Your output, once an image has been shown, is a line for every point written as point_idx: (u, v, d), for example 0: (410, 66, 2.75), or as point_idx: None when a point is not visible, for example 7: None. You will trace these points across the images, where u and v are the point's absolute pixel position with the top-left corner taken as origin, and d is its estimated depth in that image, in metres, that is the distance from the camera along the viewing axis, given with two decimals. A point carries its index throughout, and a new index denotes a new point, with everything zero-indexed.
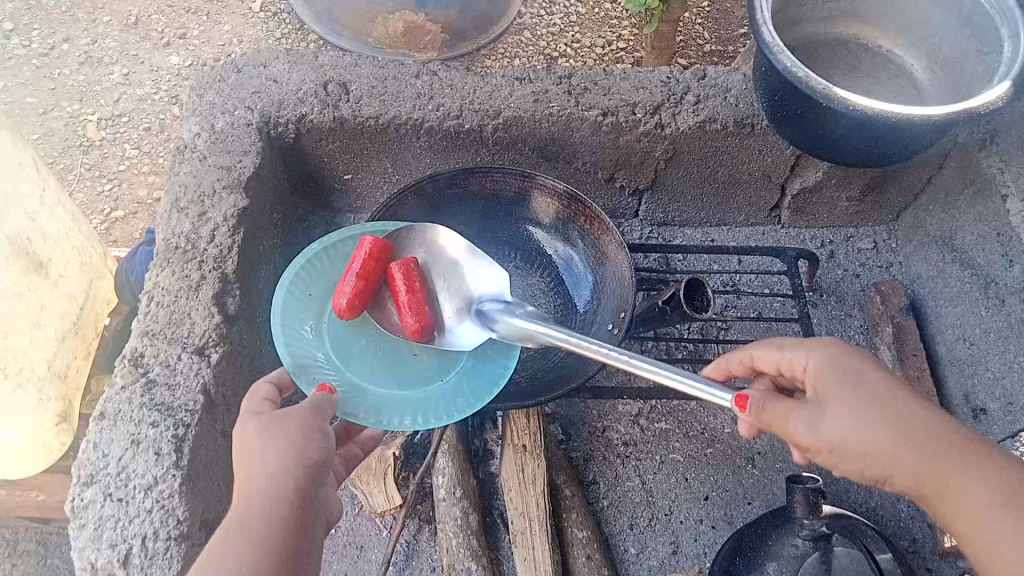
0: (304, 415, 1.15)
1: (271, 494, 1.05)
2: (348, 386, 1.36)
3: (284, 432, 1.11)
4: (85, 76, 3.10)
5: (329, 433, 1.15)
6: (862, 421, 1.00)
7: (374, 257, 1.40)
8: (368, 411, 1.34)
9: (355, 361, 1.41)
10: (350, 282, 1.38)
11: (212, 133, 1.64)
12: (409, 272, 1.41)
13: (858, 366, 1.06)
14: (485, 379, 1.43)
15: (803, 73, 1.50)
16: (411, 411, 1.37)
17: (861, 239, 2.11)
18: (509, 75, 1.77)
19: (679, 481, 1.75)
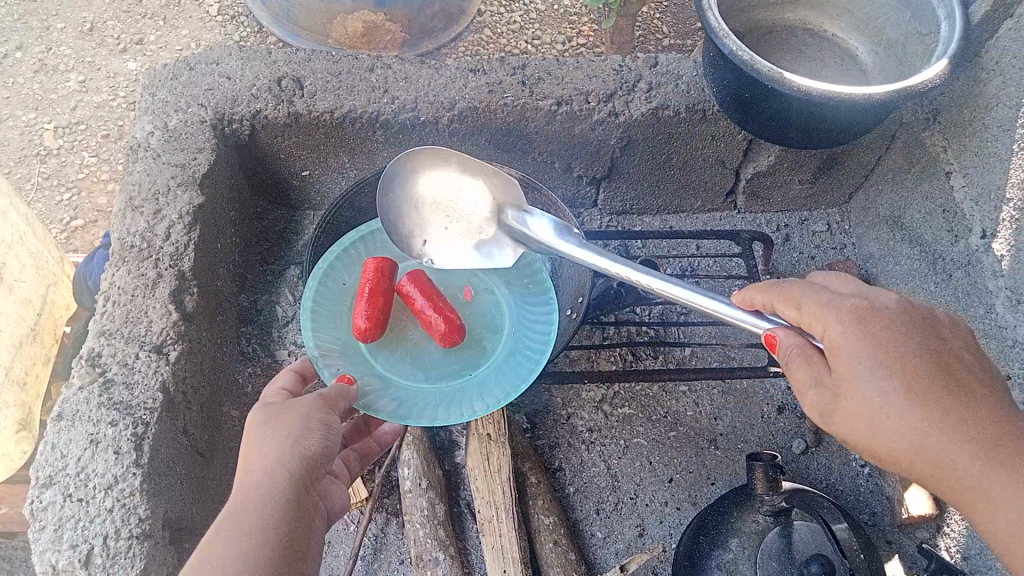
0: (311, 404, 1.19)
1: (272, 484, 1.08)
2: (373, 380, 1.51)
3: (287, 422, 1.14)
4: (40, 84, 3.07)
5: (330, 423, 1.18)
6: (891, 411, 1.02)
7: (383, 275, 1.52)
8: (389, 406, 1.47)
9: (383, 354, 1.56)
10: (364, 303, 1.49)
11: (166, 131, 1.63)
12: (421, 283, 1.52)
13: (889, 343, 1.05)
14: (508, 379, 1.52)
15: (748, 56, 1.53)
16: (431, 409, 1.49)
17: (815, 222, 2.15)
18: (463, 67, 1.78)
19: (643, 465, 1.77)
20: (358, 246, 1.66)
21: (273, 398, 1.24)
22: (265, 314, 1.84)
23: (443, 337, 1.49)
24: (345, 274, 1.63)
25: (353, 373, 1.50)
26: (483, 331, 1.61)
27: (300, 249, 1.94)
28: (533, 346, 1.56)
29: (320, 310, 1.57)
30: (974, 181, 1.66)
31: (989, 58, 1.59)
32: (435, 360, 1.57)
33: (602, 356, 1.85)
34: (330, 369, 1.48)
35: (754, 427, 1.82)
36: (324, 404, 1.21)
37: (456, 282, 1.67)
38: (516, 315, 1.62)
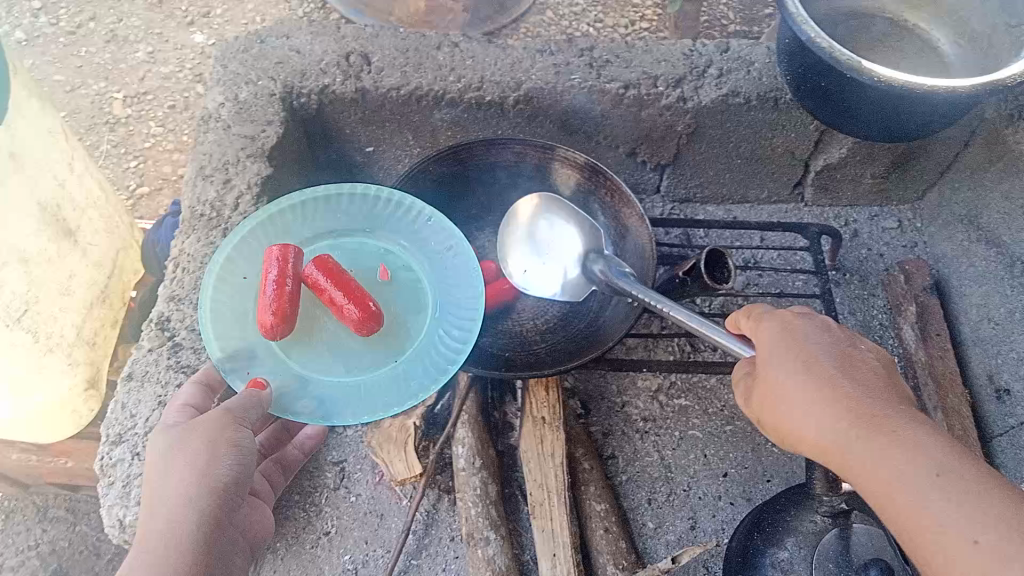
0: (217, 422, 1.13)
1: (181, 517, 1.05)
2: (288, 380, 1.33)
3: (191, 448, 1.10)
4: (111, 54, 3.13)
5: (241, 436, 1.14)
6: (804, 387, 1.06)
7: (288, 263, 1.33)
8: (308, 407, 1.32)
9: (297, 350, 1.38)
10: (269, 294, 1.29)
11: (236, 103, 1.64)
12: (330, 269, 1.35)
13: (804, 343, 1.11)
14: (437, 365, 1.39)
15: (827, 43, 1.48)
16: (359, 404, 1.34)
17: (886, 218, 2.09)
18: (530, 48, 1.76)
19: (698, 457, 1.75)
20: (257, 232, 1.45)
21: (174, 420, 1.20)
22: None
23: (359, 324, 1.32)
24: (246, 264, 1.41)
25: (265, 374, 1.32)
26: (405, 314, 1.45)
27: None
28: (458, 331, 1.44)
29: (220, 308, 1.35)
30: None
31: None
32: (352, 350, 1.40)
33: (659, 345, 1.83)
34: (238, 374, 1.30)
35: None
36: (234, 421, 1.14)
37: (369, 263, 1.49)
38: (441, 297, 1.48)
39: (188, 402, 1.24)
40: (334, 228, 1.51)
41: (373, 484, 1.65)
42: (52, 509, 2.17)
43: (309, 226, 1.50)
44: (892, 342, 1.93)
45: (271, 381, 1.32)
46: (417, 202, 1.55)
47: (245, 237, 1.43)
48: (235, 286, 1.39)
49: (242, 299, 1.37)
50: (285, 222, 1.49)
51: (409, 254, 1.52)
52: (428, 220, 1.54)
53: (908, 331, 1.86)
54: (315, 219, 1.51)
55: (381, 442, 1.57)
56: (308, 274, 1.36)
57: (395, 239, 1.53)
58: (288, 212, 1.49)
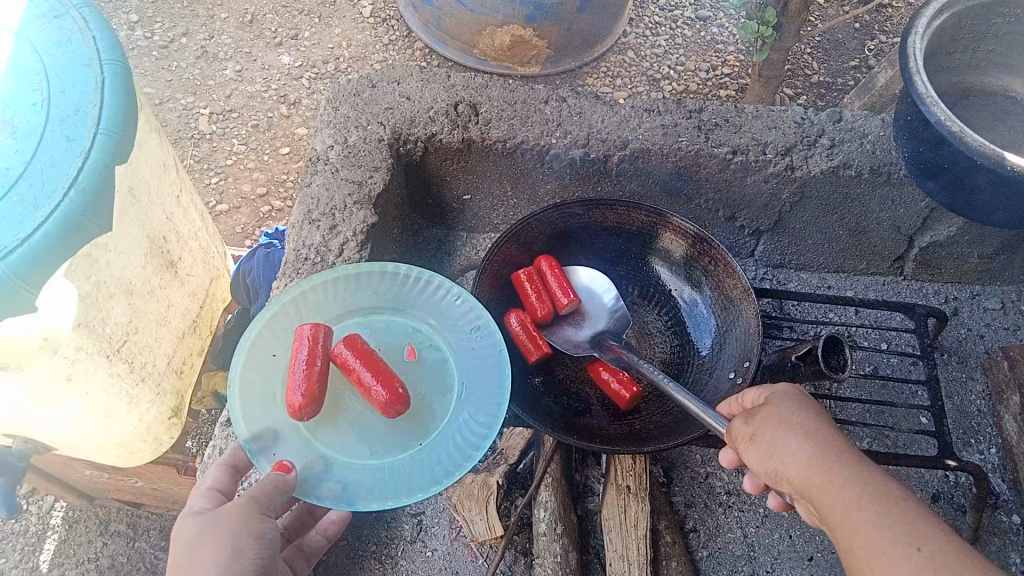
0: (242, 510, 1.09)
1: None
2: (312, 462, 1.26)
3: (215, 537, 1.06)
4: (200, 70, 3.19)
5: (266, 520, 1.10)
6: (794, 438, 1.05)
7: (319, 342, 1.29)
8: (332, 490, 1.24)
9: (321, 430, 1.30)
10: (299, 374, 1.24)
11: (345, 147, 1.65)
12: (360, 348, 1.30)
13: (802, 399, 1.12)
14: (462, 450, 1.30)
15: (957, 127, 1.42)
16: (383, 487, 1.26)
17: (987, 298, 2.01)
18: (638, 107, 1.75)
19: (782, 538, 1.69)
20: (289, 310, 1.39)
21: (199, 505, 1.18)
22: None
23: (387, 406, 1.26)
24: (277, 342, 1.36)
25: (291, 457, 1.25)
26: (431, 395, 1.37)
27: (452, 270, 1.95)
28: (484, 415, 1.34)
29: (246, 388, 1.29)
30: None
31: None
32: (377, 432, 1.32)
33: None
34: (264, 455, 1.24)
35: None
36: (259, 508, 1.10)
37: (397, 342, 1.42)
38: (468, 376, 1.39)
39: (215, 487, 1.22)
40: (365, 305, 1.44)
41: (449, 539, 1.62)
42: (114, 523, 2.12)
43: (339, 303, 1.43)
44: (990, 430, 1.84)
45: (296, 463, 1.25)
46: (448, 282, 1.49)
47: (277, 316, 1.38)
48: (263, 366, 1.33)
49: (269, 377, 1.31)
50: (317, 301, 1.43)
51: (439, 334, 1.44)
52: (455, 299, 1.47)
53: (1012, 422, 1.79)
54: (347, 298, 1.44)
55: (462, 499, 1.54)
56: (338, 353, 1.31)
57: (425, 317, 1.46)
58: (320, 290, 1.43)
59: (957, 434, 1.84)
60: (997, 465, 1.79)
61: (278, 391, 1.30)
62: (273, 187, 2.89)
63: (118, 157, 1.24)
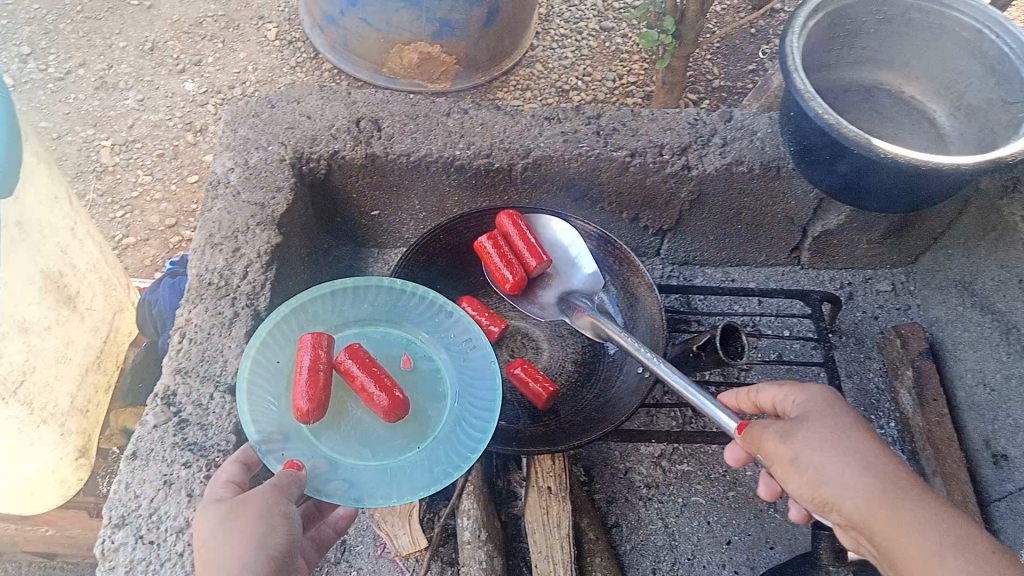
0: (269, 496, 1.06)
1: None
2: (319, 462, 1.24)
3: (243, 521, 1.02)
4: (99, 101, 3.10)
5: (294, 508, 1.07)
6: (838, 445, 1.10)
7: (321, 347, 1.30)
8: (339, 488, 1.22)
9: (324, 433, 1.29)
10: (307, 375, 1.24)
11: (246, 168, 1.64)
12: (362, 358, 1.33)
13: (842, 412, 1.16)
14: (459, 451, 1.32)
15: (835, 120, 1.51)
16: (390, 485, 1.26)
17: (880, 280, 2.12)
18: (538, 116, 1.79)
19: (701, 525, 1.74)
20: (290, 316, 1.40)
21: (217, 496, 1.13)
22: None
23: (388, 412, 1.28)
24: (279, 348, 1.35)
25: (298, 456, 1.23)
26: (427, 402, 1.39)
27: None
28: (480, 419, 1.38)
29: (251, 390, 1.28)
30: None
31: None
32: (378, 436, 1.32)
33: (662, 412, 1.84)
34: (272, 454, 1.21)
35: None
36: (281, 493, 1.07)
37: (391, 353, 1.44)
38: (462, 384, 1.42)
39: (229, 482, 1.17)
40: (361, 318, 1.46)
41: (374, 557, 1.61)
42: None
43: (337, 315, 1.44)
44: (888, 406, 1.94)
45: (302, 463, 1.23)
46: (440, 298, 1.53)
47: (279, 322, 1.37)
48: (265, 370, 1.31)
49: (273, 381, 1.30)
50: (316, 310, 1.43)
51: (432, 344, 1.47)
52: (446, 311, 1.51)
53: (907, 396, 1.88)
54: (344, 311, 1.46)
55: (385, 515, 1.55)
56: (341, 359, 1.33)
57: (417, 330, 1.49)
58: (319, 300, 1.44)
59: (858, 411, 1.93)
60: (896, 437, 1.89)
61: (284, 394, 1.29)
62: (182, 217, 2.82)
63: None
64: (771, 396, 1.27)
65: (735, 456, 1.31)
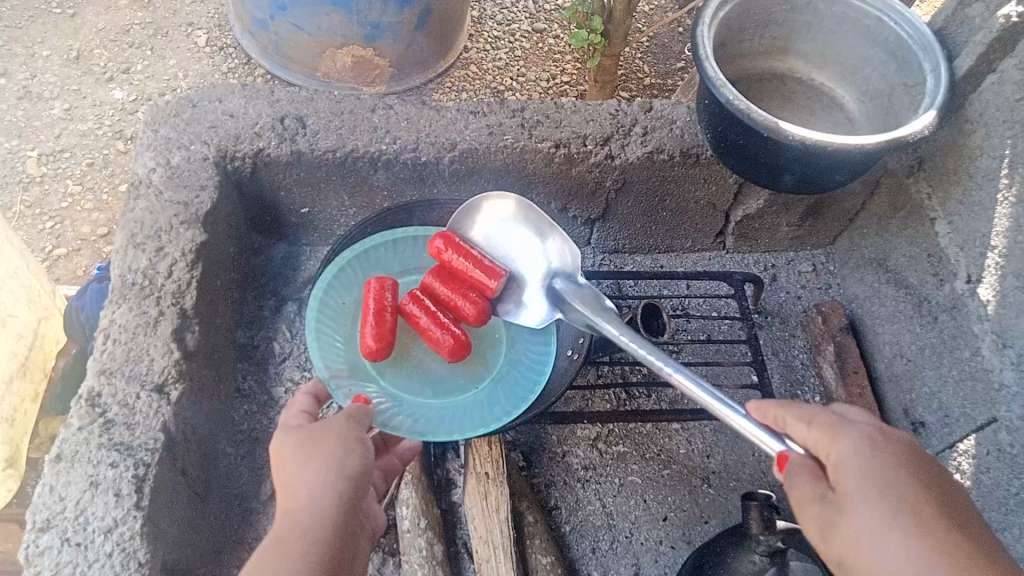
0: (344, 425, 1.19)
1: (321, 502, 1.07)
2: (386, 398, 1.56)
3: (325, 442, 1.14)
4: (24, 111, 3.03)
5: (368, 442, 1.18)
6: (880, 531, 0.95)
7: (385, 293, 1.56)
8: (405, 422, 1.52)
9: (391, 372, 1.60)
10: (371, 323, 1.53)
11: (168, 168, 1.64)
12: (425, 304, 1.58)
13: (876, 467, 1.00)
14: (514, 393, 1.60)
15: (744, 105, 1.58)
16: (445, 422, 1.55)
17: (801, 262, 2.20)
18: (463, 109, 1.82)
19: (638, 503, 1.79)
20: (353, 266, 1.69)
21: (294, 422, 1.24)
22: (260, 348, 1.84)
23: (449, 352, 1.54)
24: (349, 294, 1.66)
25: (369, 395, 1.55)
26: (488, 344, 1.67)
27: (297, 285, 1.94)
28: (533, 362, 1.64)
29: (329, 336, 1.60)
30: (959, 228, 1.72)
31: (972, 109, 1.66)
32: (441, 376, 1.62)
33: (597, 395, 1.89)
34: (343, 393, 1.53)
35: (745, 465, 1.85)
36: (355, 425, 1.20)
37: None
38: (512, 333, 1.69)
39: (304, 409, 1.28)
40: (423, 264, 1.75)
41: None
42: None
43: (401, 263, 1.73)
44: (814, 381, 2.02)
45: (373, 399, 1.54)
46: None
47: (346, 272, 1.68)
48: (337, 315, 1.63)
49: (348, 327, 1.62)
50: (380, 259, 1.72)
51: None
52: None
53: (829, 371, 1.95)
54: (406, 259, 1.74)
55: None
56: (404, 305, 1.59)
57: None
58: (382, 250, 1.73)
59: (785, 387, 2.00)
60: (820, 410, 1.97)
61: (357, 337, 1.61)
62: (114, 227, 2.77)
63: None
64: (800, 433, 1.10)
65: None
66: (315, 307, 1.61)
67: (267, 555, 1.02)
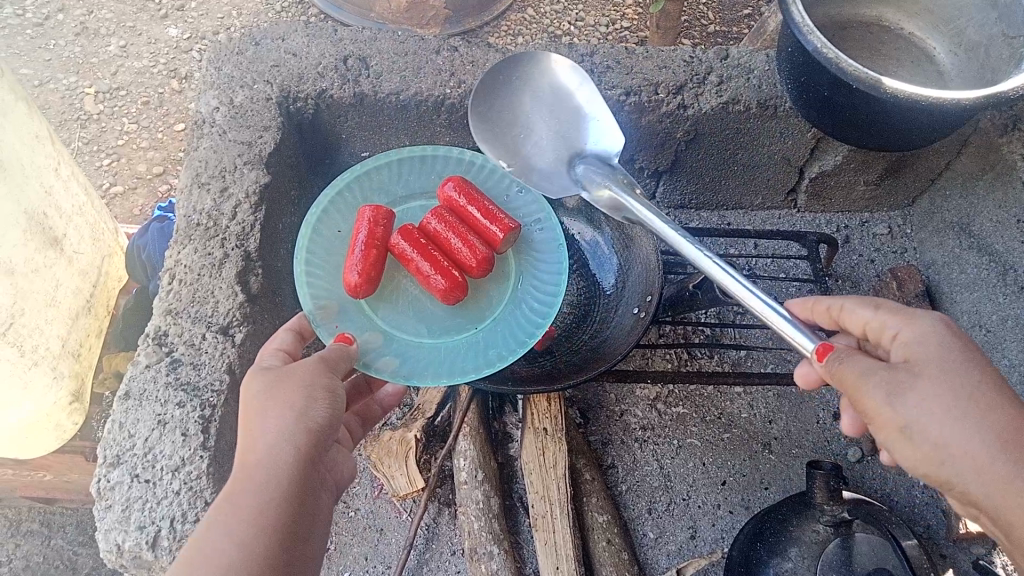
0: (313, 370, 1.16)
1: (276, 454, 1.05)
2: (375, 334, 1.51)
3: (289, 389, 1.11)
4: (81, 47, 3.01)
5: (335, 392, 1.15)
6: (957, 400, 0.96)
7: (378, 226, 1.50)
8: (391, 361, 1.48)
9: (380, 307, 1.56)
10: (357, 256, 1.47)
11: (231, 107, 1.61)
12: (414, 240, 1.51)
13: (956, 346, 1.02)
14: (512, 333, 1.55)
15: (833, 54, 1.47)
16: (433, 364, 1.50)
17: (876, 224, 2.11)
18: (530, 53, 1.74)
19: (696, 466, 1.75)
20: (354, 190, 1.65)
21: (268, 363, 1.21)
22: None
23: (443, 294, 1.48)
24: (342, 220, 1.61)
25: (355, 329, 1.50)
26: (488, 284, 1.61)
27: None
28: (537, 303, 1.58)
29: (317, 261, 1.55)
30: None
31: None
32: (435, 314, 1.57)
33: (658, 354, 1.84)
34: (329, 325, 1.48)
35: (809, 433, 1.79)
36: (325, 371, 1.16)
37: None
38: (519, 271, 1.63)
39: (282, 348, 1.26)
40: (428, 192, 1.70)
41: (372, 497, 1.63)
42: (26, 522, 2.04)
43: (403, 187, 1.69)
44: None
45: (359, 335, 1.50)
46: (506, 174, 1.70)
47: (345, 196, 1.63)
48: (329, 244, 1.58)
49: (337, 254, 1.57)
50: (383, 182, 1.68)
51: None
52: (516, 193, 1.69)
53: None
54: (409, 183, 1.70)
55: (381, 457, 1.53)
56: (393, 243, 1.52)
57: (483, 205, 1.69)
58: (385, 172, 1.69)
59: None
60: None
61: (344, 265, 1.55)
62: (170, 166, 2.77)
63: None
64: (860, 320, 1.14)
65: (804, 376, 1.19)
66: (310, 230, 1.57)
67: (220, 511, 1.01)
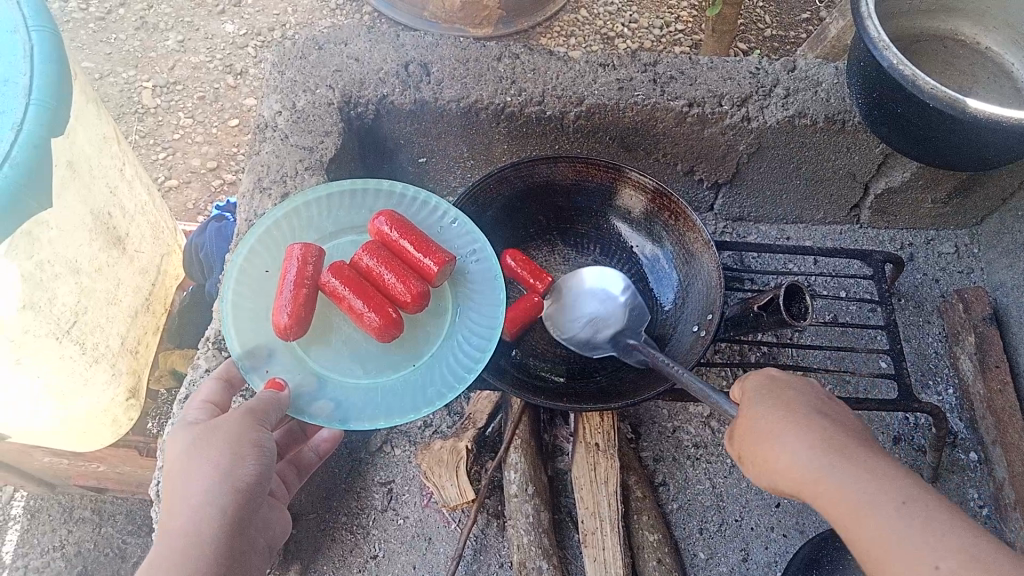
0: (239, 422, 1.10)
1: (201, 513, 1.03)
2: (305, 380, 1.32)
3: (213, 446, 1.07)
4: (140, 41, 3.04)
5: (263, 445, 1.10)
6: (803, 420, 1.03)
7: (309, 263, 1.33)
8: (325, 408, 1.30)
9: (312, 349, 1.37)
10: (287, 296, 1.29)
11: (294, 112, 1.61)
12: (347, 276, 1.36)
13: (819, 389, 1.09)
14: (451, 371, 1.38)
15: (910, 71, 1.42)
16: (371, 409, 1.33)
17: (942, 242, 2.05)
18: (591, 61, 1.72)
19: (750, 487, 1.72)
20: (283, 227, 1.44)
21: (194, 417, 1.18)
22: None
23: (379, 331, 1.33)
24: (269, 258, 1.40)
25: (284, 373, 1.31)
26: (427, 318, 1.44)
27: None
28: (477, 338, 1.41)
29: (238, 305, 1.34)
30: None
31: None
32: (371, 352, 1.39)
33: (713, 371, 1.81)
34: (256, 372, 1.29)
35: None
36: (255, 421, 1.11)
37: None
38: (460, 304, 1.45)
39: (209, 400, 1.23)
40: (361, 224, 1.49)
41: (420, 506, 1.61)
42: (79, 509, 2.08)
43: (333, 221, 1.47)
44: (948, 371, 1.87)
45: (289, 381, 1.31)
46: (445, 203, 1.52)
47: (272, 232, 1.42)
48: (257, 285, 1.37)
49: (263, 295, 1.36)
50: (310, 216, 1.47)
51: None
52: (452, 222, 1.50)
53: (967, 363, 1.82)
54: (343, 216, 1.49)
55: (432, 465, 1.52)
56: (325, 281, 1.35)
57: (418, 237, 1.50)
58: (315, 207, 1.46)
59: (916, 376, 1.87)
60: (954, 406, 1.82)
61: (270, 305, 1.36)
62: (224, 161, 2.80)
63: (56, 130, 1.13)
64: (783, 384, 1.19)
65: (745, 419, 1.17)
66: (232, 272, 1.36)
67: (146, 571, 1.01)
